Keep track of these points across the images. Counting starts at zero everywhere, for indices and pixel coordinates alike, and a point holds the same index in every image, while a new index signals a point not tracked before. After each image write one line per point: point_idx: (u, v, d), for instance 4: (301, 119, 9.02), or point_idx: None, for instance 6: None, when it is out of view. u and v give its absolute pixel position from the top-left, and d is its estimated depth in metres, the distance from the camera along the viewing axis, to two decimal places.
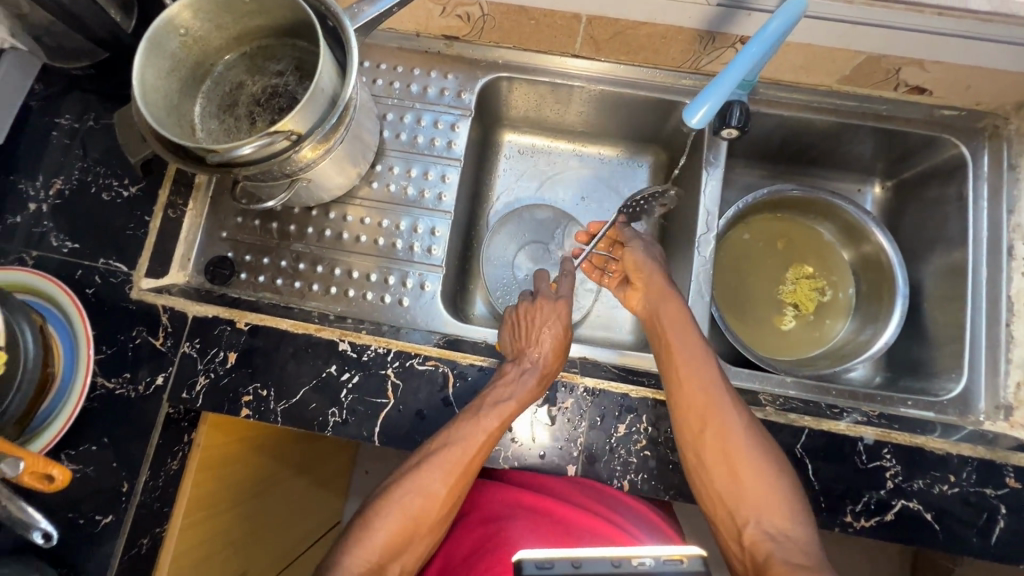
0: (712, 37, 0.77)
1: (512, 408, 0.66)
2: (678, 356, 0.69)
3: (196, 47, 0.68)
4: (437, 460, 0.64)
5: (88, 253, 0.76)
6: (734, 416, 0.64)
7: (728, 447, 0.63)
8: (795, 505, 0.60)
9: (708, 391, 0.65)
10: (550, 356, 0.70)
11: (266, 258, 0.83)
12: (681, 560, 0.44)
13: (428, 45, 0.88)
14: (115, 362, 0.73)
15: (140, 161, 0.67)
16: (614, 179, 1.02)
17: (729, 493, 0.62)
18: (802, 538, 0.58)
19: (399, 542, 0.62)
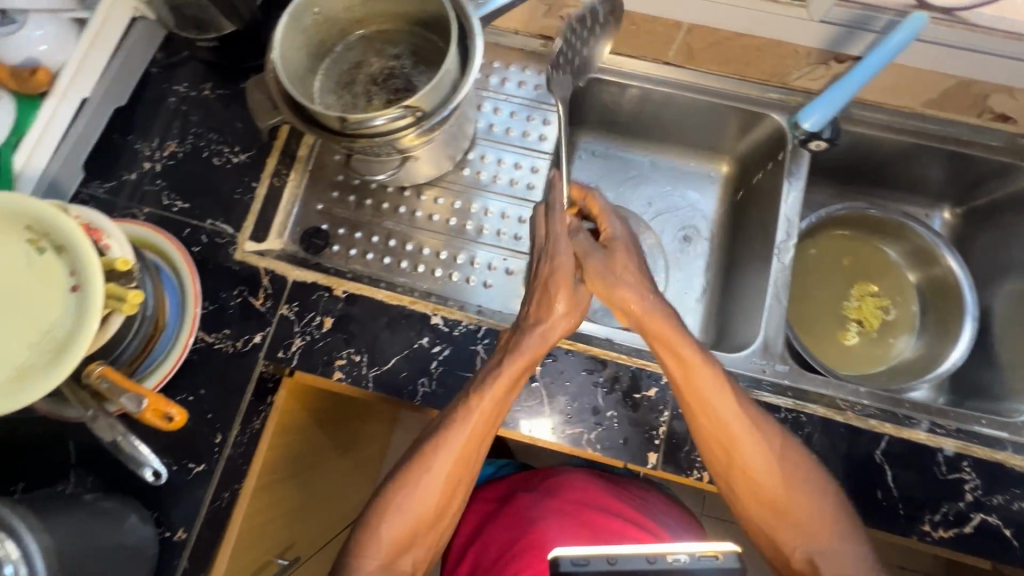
0: (809, 53, 0.81)
1: (495, 400, 0.67)
2: (684, 386, 0.68)
3: (326, 26, 0.72)
4: (436, 464, 0.67)
5: (197, 213, 0.79)
6: (758, 447, 0.66)
7: (761, 481, 0.66)
8: (835, 526, 0.64)
9: (727, 426, 0.66)
10: (570, 315, 0.70)
11: (359, 233, 0.85)
12: (716, 557, 0.49)
13: (524, 44, 0.93)
14: (217, 318, 0.76)
15: (271, 127, 0.71)
16: (686, 186, 1.05)
17: (771, 520, 0.66)
18: (851, 556, 0.62)
19: (409, 544, 0.67)
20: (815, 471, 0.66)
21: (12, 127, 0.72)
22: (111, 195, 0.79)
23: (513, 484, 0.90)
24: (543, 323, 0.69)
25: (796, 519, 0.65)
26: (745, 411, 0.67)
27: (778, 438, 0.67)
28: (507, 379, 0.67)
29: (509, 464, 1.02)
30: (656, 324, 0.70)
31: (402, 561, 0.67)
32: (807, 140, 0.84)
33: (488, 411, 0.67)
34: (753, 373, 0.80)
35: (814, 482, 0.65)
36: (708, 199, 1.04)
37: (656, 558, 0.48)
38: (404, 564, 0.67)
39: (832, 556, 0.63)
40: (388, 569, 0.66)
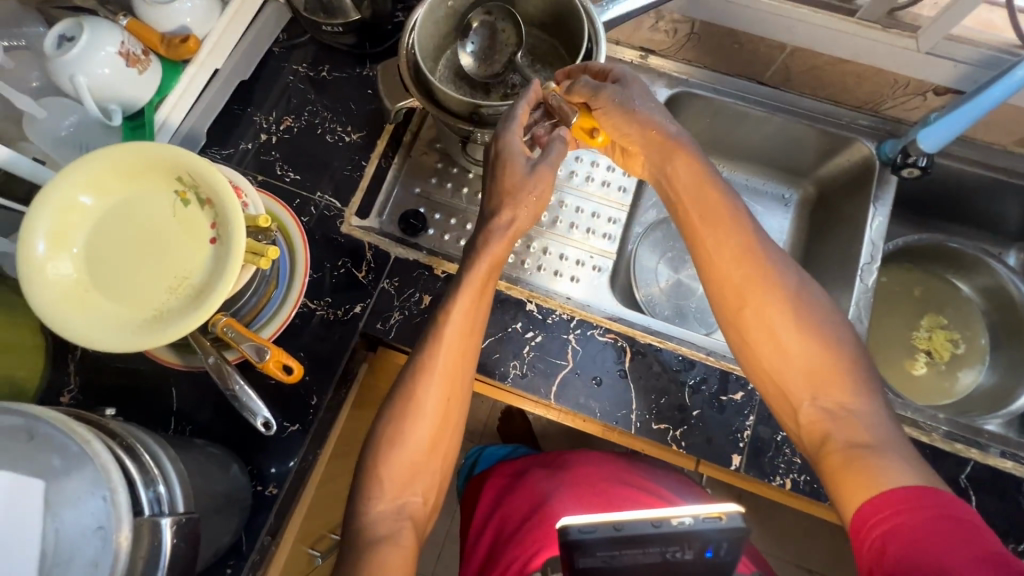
0: (908, 83, 0.83)
1: (468, 305, 0.66)
2: (701, 225, 0.68)
3: (453, 20, 0.78)
4: (426, 377, 0.66)
5: (307, 185, 0.83)
6: (768, 292, 0.65)
7: (773, 333, 0.64)
8: (854, 378, 0.60)
9: (742, 263, 0.66)
10: (528, 206, 0.68)
11: (454, 220, 0.87)
12: (720, 517, 0.50)
13: (623, 54, 0.96)
14: (320, 286, 0.79)
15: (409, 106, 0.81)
16: (764, 204, 1.06)
17: (784, 372, 0.63)
18: (863, 411, 0.59)
19: (413, 464, 0.66)
20: (827, 321, 0.63)
21: (156, 89, 0.75)
22: (228, 161, 0.84)
23: (527, 460, 0.91)
24: (505, 226, 0.68)
25: (809, 372, 0.62)
26: (758, 244, 0.66)
27: (789, 287, 0.65)
28: (469, 290, 0.66)
29: (521, 447, 1.03)
30: (676, 160, 0.70)
31: (410, 490, 0.65)
32: (902, 164, 0.87)
33: (457, 325, 0.66)
34: None
35: (825, 332, 0.63)
36: (783, 220, 1.06)
37: (660, 522, 0.50)
38: (414, 492, 0.65)
39: (845, 415, 0.59)
40: (398, 497, 0.64)
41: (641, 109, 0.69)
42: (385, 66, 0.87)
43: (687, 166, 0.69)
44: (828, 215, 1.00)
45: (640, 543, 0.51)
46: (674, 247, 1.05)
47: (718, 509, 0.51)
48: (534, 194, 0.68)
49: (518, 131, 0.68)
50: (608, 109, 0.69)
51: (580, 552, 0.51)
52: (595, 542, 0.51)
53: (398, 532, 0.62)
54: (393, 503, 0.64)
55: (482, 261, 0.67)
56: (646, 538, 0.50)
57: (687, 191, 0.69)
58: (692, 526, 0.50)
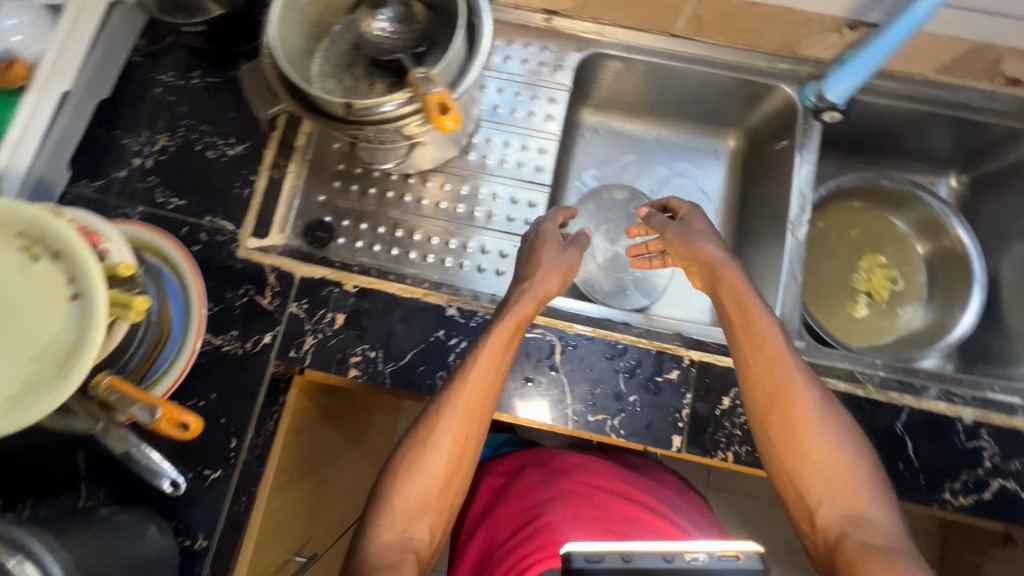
0: (822, 21, 0.79)
1: (497, 351, 0.66)
2: (737, 329, 0.70)
3: (322, 4, 0.69)
4: (445, 420, 0.65)
5: (195, 209, 0.76)
6: (805, 397, 0.65)
7: (801, 439, 0.64)
8: (871, 488, 0.62)
9: (776, 370, 0.67)
10: (557, 273, 0.73)
11: (364, 224, 0.83)
12: (737, 557, 0.47)
13: (526, 19, 0.89)
14: (223, 319, 0.73)
15: (270, 110, 0.68)
16: (695, 161, 1.03)
17: (806, 473, 0.63)
18: (880, 522, 0.59)
19: (423, 498, 0.64)
20: (855, 436, 0.65)
21: None
22: (101, 195, 0.75)
23: (524, 457, 0.89)
24: (531, 291, 0.71)
25: (830, 476, 0.62)
26: (797, 359, 0.67)
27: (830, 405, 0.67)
28: (503, 334, 0.67)
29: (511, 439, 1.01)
30: (722, 281, 0.74)
31: (417, 525, 0.64)
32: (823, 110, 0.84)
33: (486, 366, 0.66)
34: None
35: (848, 446, 0.64)
36: (716, 175, 1.03)
37: (673, 557, 0.47)
38: (420, 530, 0.64)
39: (865, 524, 0.59)
40: (403, 534, 0.63)
41: (699, 238, 0.78)
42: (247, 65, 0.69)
43: (735, 288, 0.72)
44: (759, 166, 0.97)
45: None
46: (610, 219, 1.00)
47: (736, 548, 0.48)
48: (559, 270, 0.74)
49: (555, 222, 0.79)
50: (672, 240, 0.79)
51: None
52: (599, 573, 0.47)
53: (400, 564, 0.60)
54: (397, 541, 0.62)
55: (514, 311, 0.69)
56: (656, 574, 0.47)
57: (733, 304, 0.71)
58: (706, 565, 0.46)
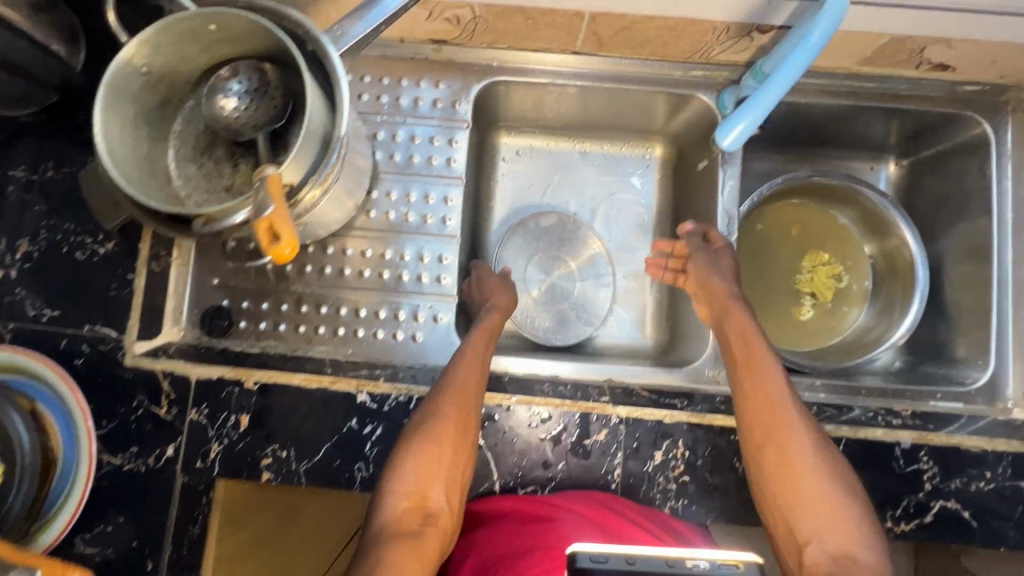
0: (727, 28, 0.71)
1: (481, 343, 0.72)
2: (738, 362, 0.70)
3: (163, 84, 0.60)
4: (445, 402, 0.65)
5: (71, 319, 0.69)
6: (797, 433, 0.64)
7: (794, 468, 0.62)
8: (862, 529, 0.59)
9: (770, 402, 0.66)
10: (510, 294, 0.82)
11: (265, 303, 0.77)
12: (737, 566, 0.44)
13: (414, 51, 0.80)
14: (119, 437, 0.68)
15: (119, 224, 0.65)
16: (623, 174, 0.96)
17: (794, 508, 0.62)
18: (867, 563, 0.57)
19: (436, 468, 0.63)
20: (848, 477, 0.63)
21: None
22: None
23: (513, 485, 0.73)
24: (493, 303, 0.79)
25: (816, 508, 0.61)
26: (795, 396, 0.67)
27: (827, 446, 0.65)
28: (480, 335, 0.73)
29: None
30: (732, 325, 0.73)
31: (434, 492, 0.63)
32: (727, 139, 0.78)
33: (477, 350, 0.71)
34: (706, 385, 0.76)
35: (839, 481, 0.62)
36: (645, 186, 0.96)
37: (675, 561, 0.43)
38: (436, 500, 0.63)
39: (854, 568, 0.56)
40: (418, 504, 0.62)
41: (717, 278, 0.77)
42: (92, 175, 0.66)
43: (740, 322, 0.73)
44: (688, 176, 0.91)
45: None
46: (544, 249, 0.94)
47: (736, 556, 0.44)
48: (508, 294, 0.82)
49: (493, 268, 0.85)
50: (697, 267, 0.78)
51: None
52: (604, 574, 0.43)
53: (421, 530, 0.60)
54: (417, 509, 0.62)
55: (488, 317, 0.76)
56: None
57: (736, 337, 0.72)
58: (709, 572, 0.43)
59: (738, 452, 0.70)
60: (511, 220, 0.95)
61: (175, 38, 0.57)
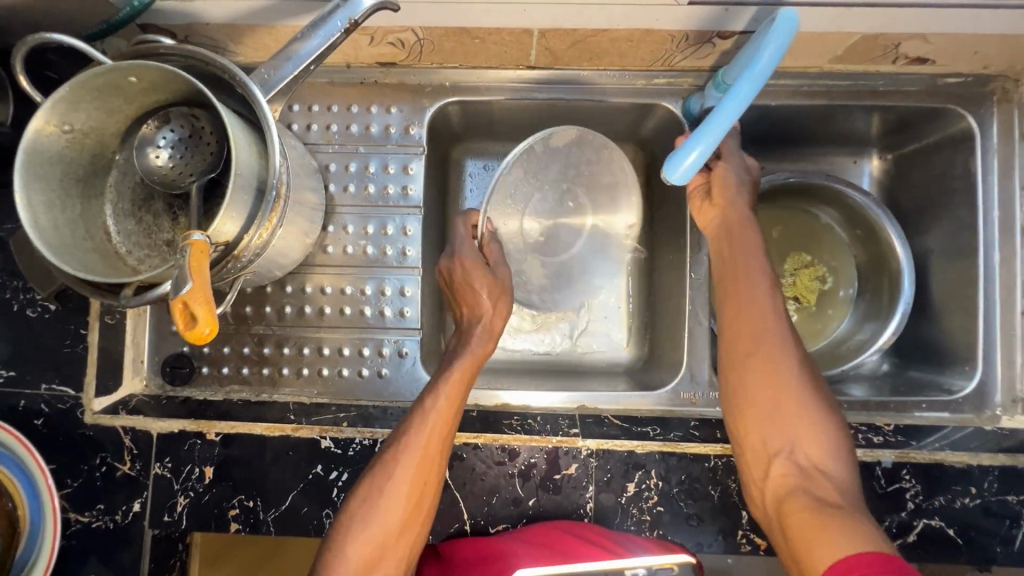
0: (686, 35, 0.66)
1: (456, 389, 0.67)
2: (730, 269, 0.68)
3: (89, 139, 0.58)
4: (398, 464, 0.62)
5: (27, 378, 0.68)
6: (774, 348, 0.63)
7: (764, 384, 0.62)
8: (838, 445, 0.59)
9: (755, 316, 0.64)
10: (500, 311, 0.75)
11: (226, 347, 0.76)
12: (671, 569, 0.65)
13: (362, 76, 0.77)
14: (85, 494, 0.68)
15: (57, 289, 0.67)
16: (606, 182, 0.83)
17: (761, 423, 0.61)
18: (837, 478, 0.57)
19: (377, 551, 0.60)
20: (828, 400, 0.62)
21: None
22: None
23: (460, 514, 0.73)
24: (481, 332, 0.73)
25: (782, 423, 0.60)
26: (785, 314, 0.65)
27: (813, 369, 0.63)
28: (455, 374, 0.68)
29: None
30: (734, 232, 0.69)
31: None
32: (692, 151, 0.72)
33: (449, 395, 0.66)
34: (682, 408, 0.75)
35: (818, 402, 0.61)
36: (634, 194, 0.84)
37: None
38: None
39: (818, 488, 0.56)
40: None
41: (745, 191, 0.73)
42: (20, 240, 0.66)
43: (740, 237, 0.69)
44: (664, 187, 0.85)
45: None
46: (510, 224, 0.81)
47: (671, 561, 0.65)
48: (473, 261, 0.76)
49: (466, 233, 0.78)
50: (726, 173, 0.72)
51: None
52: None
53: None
54: None
55: (471, 352, 0.71)
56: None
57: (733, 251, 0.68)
58: None
59: (713, 479, 0.68)
60: None
61: (93, 93, 0.54)
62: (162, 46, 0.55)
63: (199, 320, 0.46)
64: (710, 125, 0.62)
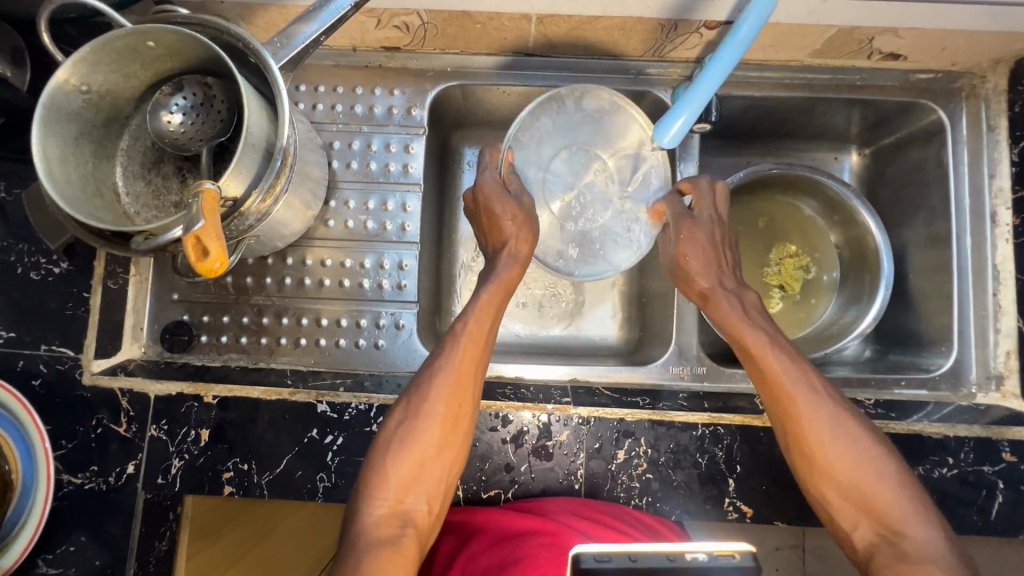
0: (674, 24, 0.70)
1: (485, 320, 0.69)
2: (758, 352, 0.67)
3: (106, 102, 0.60)
4: (434, 392, 0.64)
5: (28, 340, 0.69)
6: (825, 423, 0.62)
7: (828, 463, 0.61)
8: (916, 507, 0.59)
9: (799, 398, 0.64)
10: (526, 237, 0.75)
11: (225, 317, 0.79)
12: (733, 555, 0.54)
13: (367, 60, 0.80)
14: (79, 455, 0.68)
15: (65, 243, 0.68)
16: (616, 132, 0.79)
17: (836, 498, 0.61)
18: (917, 539, 0.57)
19: (418, 470, 0.62)
20: (892, 456, 0.62)
21: None
22: None
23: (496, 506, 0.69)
24: (510, 257, 0.74)
25: (856, 491, 0.60)
26: (821, 383, 0.65)
27: (865, 426, 0.63)
28: (494, 291, 0.71)
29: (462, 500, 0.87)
30: (750, 339, 0.68)
31: (413, 496, 0.61)
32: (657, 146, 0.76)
33: (481, 323, 0.68)
34: (670, 382, 0.78)
35: (878, 449, 0.62)
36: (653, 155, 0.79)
37: (675, 556, 0.53)
38: (414, 503, 0.61)
39: (901, 543, 0.57)
40: (397, 508, 0.60)
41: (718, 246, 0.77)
42: (27, 196, 0.68)
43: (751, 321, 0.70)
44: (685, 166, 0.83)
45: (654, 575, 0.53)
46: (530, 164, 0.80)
47: (730, 547, 0.55)
48: (496, 189, 0.75)
49: (492, 168, 0.77)
50: (693, 248, 0.76)
51: None
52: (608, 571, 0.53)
53: (397, 538, 0.58)
54: (393, 514, 0.60)
55: (500, 277, 0.73)
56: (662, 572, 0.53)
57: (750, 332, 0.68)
58: (706, 562, 0.53)
59: (700, 448, 0.70)
60: None
61: (113, 56, 0.56)
62: (179, 15, 0.57)
63: (212, 255, 0.51)
64: (692, 93, 0.69)
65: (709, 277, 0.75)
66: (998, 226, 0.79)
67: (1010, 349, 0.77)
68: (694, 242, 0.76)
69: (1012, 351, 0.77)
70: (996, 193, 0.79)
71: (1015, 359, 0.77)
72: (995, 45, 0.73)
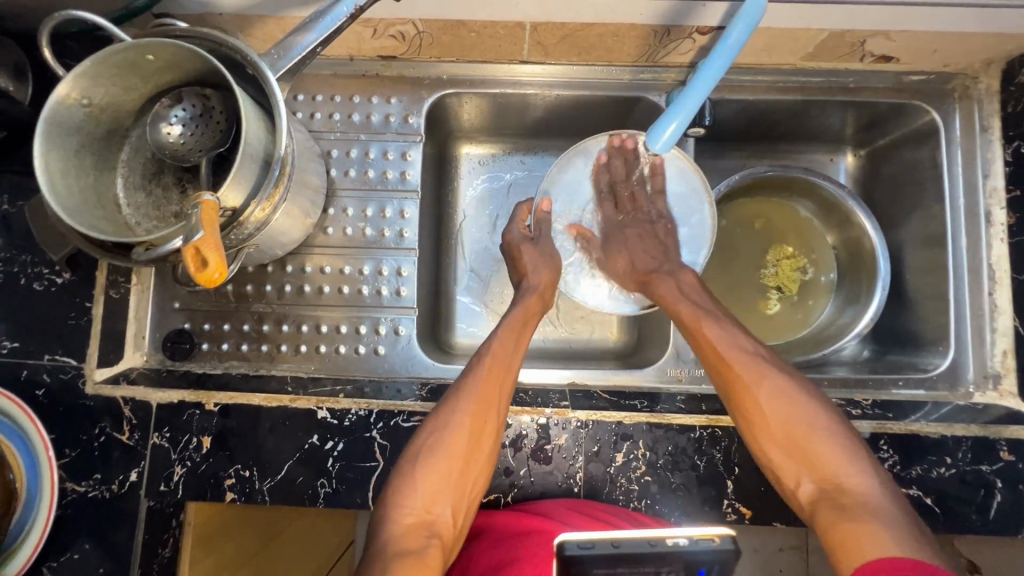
0: (666, 30, 0.70)
1: (511, 343, 0.71)
2: (697, 322, 0.71)
3: (106, 114, 0.61)
4: (461, 407, 0.65)
5: (31, 349, 0.70)
6: (768, 384, 0.64)
7: (766, 418, 0.63)
8: (856, 459, 0.59)
9: (742, 360, 0.67)
10: (544, 272, 0.80)
11: (226, 324, 0.80)
12: (713, 539, 0.57)
13: (364, 68, 0.81)
14: (82, 464, 0.69)
15: (65, 254, 0.69)
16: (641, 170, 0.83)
17: (780, 454, 0.62)
18: (857, 488, 0.57)
19: (445, 481, 0.62)
20: (836, 418, 0.63)
21: None
22: None
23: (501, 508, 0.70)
24: (533, 287, 0.78)
25: (795, 445, 0.61)
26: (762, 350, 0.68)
27: (809, 390, 0.65)
28: (517, 318, 0.74)
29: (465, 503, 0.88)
30: (684, 312, 0.73)
31: (439, 506, 0.61)
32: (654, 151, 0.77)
33: (505, 345, 0.71)
34: (668, 384, 0.79)
35: (823, 413, 0.63)
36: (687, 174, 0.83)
37: (657, 541, 0.56)
38: (441, 513, 0.61)
39: (841, 495, 0.57)
40: (423, 519, 0.60)
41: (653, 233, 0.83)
42: (31, 207, 0.68)
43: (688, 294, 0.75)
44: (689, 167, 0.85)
45: (638, 560, 0.56)
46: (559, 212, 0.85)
47: (711, 532, 0.58)
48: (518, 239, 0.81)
49: (518, 223, 0.83)
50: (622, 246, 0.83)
51: (577, 567, 0.55)
52: (591, 557, 0.56)
53: (423, 549, 0.58)
54: (420, 524, 0.60)
55: (522, 306, 0.76)
56: (644, 557, 0.56)
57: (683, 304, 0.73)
58: (687, 546, 0.56)
59: (699, 450, 0.70)
60: (477, 224, 0.92)
61: (113, 69, 0.56)
62: (178, 28, 0.58)
63: (211, 265, 0.51)
64: (684, 98, 0.70)
65: (646, 261, 0.81)
66: (993, 225, 0.79)
67: (1007, 349, 0.77)
68: (626, 240, 0.83)
69: (1009, 350, 0.77)
70: (991, 192, 0.79)
71: (1012, 358, 0.77)
72: (987, 46, 0.74)
